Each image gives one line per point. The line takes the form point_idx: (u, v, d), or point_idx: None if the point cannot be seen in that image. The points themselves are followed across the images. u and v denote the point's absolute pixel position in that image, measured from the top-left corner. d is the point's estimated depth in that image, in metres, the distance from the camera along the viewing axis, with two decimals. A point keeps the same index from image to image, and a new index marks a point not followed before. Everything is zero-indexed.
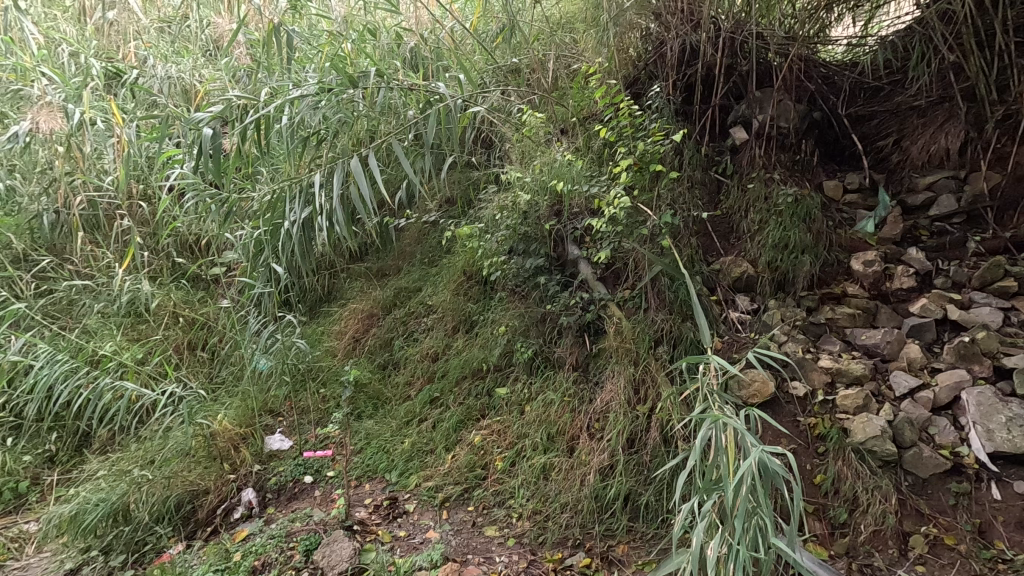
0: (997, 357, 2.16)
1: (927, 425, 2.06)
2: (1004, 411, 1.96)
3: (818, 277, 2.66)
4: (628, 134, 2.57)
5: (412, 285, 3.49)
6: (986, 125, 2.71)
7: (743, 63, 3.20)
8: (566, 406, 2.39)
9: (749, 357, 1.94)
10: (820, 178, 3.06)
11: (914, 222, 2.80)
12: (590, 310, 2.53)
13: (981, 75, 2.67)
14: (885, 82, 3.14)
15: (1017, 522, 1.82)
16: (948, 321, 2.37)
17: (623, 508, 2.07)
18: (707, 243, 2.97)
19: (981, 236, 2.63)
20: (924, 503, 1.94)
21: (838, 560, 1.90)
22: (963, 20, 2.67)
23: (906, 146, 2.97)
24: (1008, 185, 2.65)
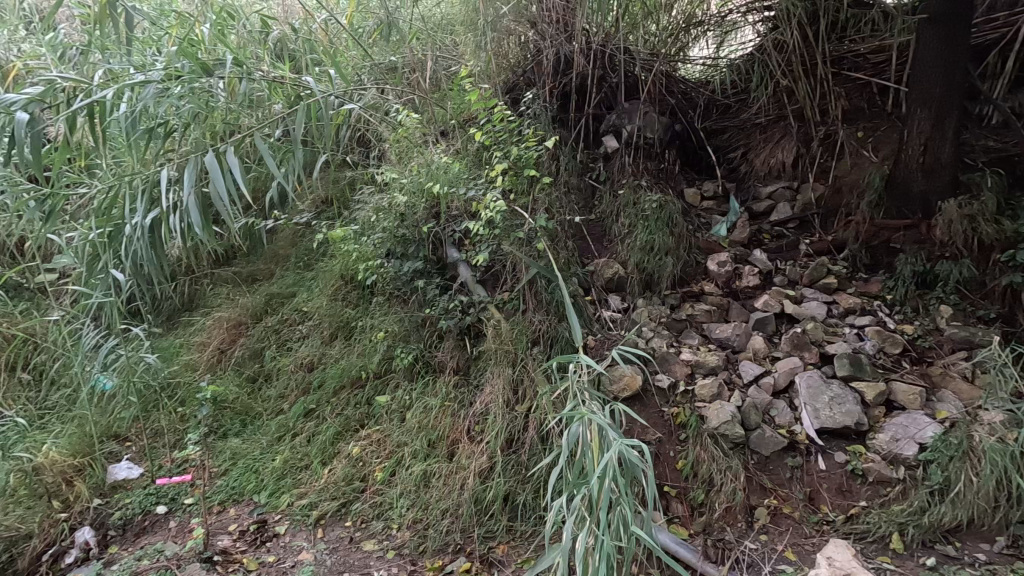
0: (822, 345, 2.48)
1: (769, 408, 2.31)
2: (827, 391, 2.26)
3: (679, 277, 2.88)
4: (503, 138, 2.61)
5: (286, 290, 3.26)
6: (812, 141, 3.14)
7: (613, 76, 3.42)
8: (447, 411, 2.37)
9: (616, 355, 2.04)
10: (682, 185, 3.32)
11: (759, 227, 3.13)
12: (470, 313, 2.53)
13: (808, 98, 3.14)
14: (732, 100, 3.53)
15: (837, 488, 2.10)
16: (785, 314, 2.67)
17: (503, 509, 2.08)
18: (583, 245, 3.11)
19: (811, 240, 2.98)
20: (766, 478, 2.16)
21: (696, 538, 2.06)
22: (793, 50, 3.17)
23: (752, 158, 3.33)
24: (830, 195, 3.06)
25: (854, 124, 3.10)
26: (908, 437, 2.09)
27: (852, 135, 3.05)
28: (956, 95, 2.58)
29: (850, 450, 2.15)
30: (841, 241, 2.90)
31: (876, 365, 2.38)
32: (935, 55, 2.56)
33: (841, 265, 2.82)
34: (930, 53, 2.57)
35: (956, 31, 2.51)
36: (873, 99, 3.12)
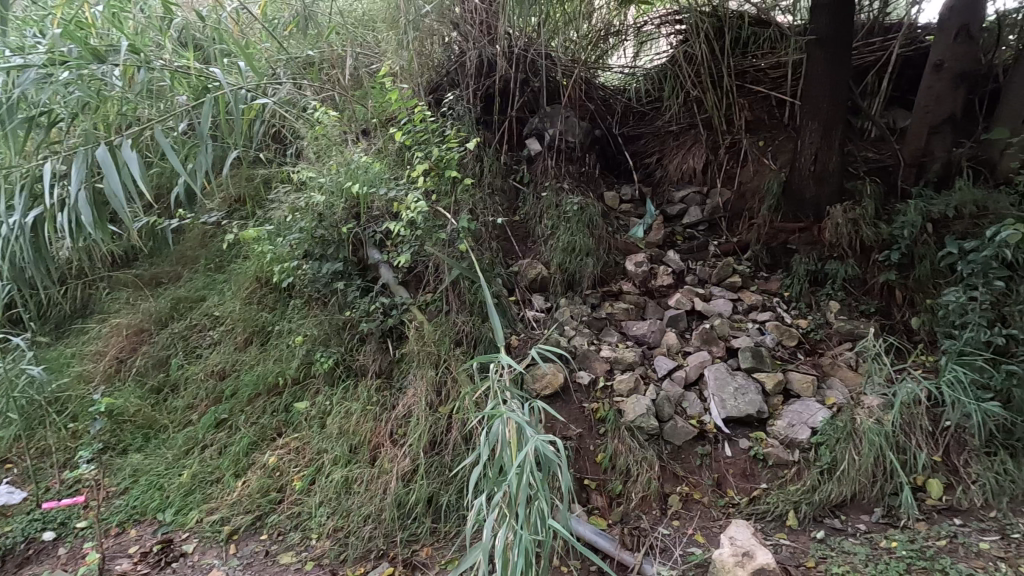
0: (728, 339, 2.65)
1: (681, 400, 2.45)
2: (733, 382, 2.42)
3: (600, 277, 2.99)
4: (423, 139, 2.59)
5: (194, 294, 3.07)
6: (719, 149, 3.36)
7: (536, 80, 3.51)
8: (368, 415, 2.32)
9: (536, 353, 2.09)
10: (601, 188, 3.44)
11: (673, 229, 3.30)
12: (392, 315, 2.50)
13: (715, 108, 3.35)
14: (647, 108, 3.71)
15: (742, 472, 2.25)
16: (695, 311, 2.83)
17: (426, 512, 2.06)
18: (507, 246, 3.16)
19: (719, 241, 3.18)
20: (679, 466, 2.29)
21: (614, 527, 2.14)
22: (701, 63, 3.37)
23: (666, 164, 3.52)
24: (735, 200, 3.27)
25: (755, 134, 3.34)
26: (802, 422, 2.28)
27: (754, 144, 3.29)
28: (840, 110, 2.84)
29: (753, 437, 2.31)
30: (745, 242, 3.12)
31: (775, 357, 2.58)
32: (822, 74, 2.80)
33: (745, 265, 3.03)
34: (818, 72, 2.81)
35: (839, 53, 2.76)
36: (772, 111, 3.38)
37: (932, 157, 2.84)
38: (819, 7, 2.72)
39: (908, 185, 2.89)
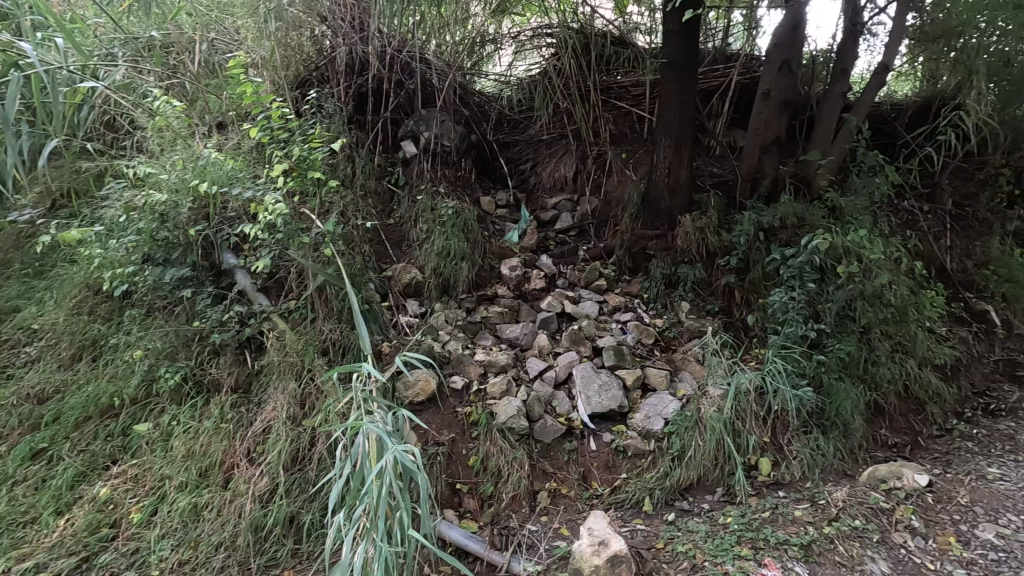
0: (594, 338, 2.81)
1: (551, 399, 2.55)
2: (597, 380, 2.57)
3: (475, 281, 3.03)
4: (281, 137, 2.43)
5: (5, 305, 2.62)
6: (587, 159, 3.57)
7: (411, 82, 3.48)
8: (221, 434, 2.13)
9: (401, 360, 2.04)
10: (477, 193, 3.49)
11: (546, 234, 3.44)
12: (250, 324, 2.33)
13: (584, 120, 3.56)
14: (521, 117, 3.85)
15: (605, 465, 2.39)
16: (565, 313, 2.96)
17: (286, 533, 1.94)
18: (381, 250, 3.09)
19: (587, 246, 3.36)
20: (547, 463, 2.38)
21: (485, 529, 2.17)
22: (570, 76, 3.57)
23: (540, 171, 3.67)
24: (602, 207, 3.49)
25: (619, 146, 3.59)
26: (657, 413, 2.48)
27: (618, 156, 3.54)
28: (689, 128, 3.12)
29: (615, 430, 2.47)
30: (610, 247, 3.33)
31: (635, 355, 2.78)
32: (673, 95, 3.08)
33: (610, 269, 3.24)
34: (669, 92, 3.08)
35: (687, 75, 3.03)
36: (634, 126, 3.65)
37: (763, 174, 3.23)
38: (669, 32, 2.97)
39: (744, 198, 3.26)
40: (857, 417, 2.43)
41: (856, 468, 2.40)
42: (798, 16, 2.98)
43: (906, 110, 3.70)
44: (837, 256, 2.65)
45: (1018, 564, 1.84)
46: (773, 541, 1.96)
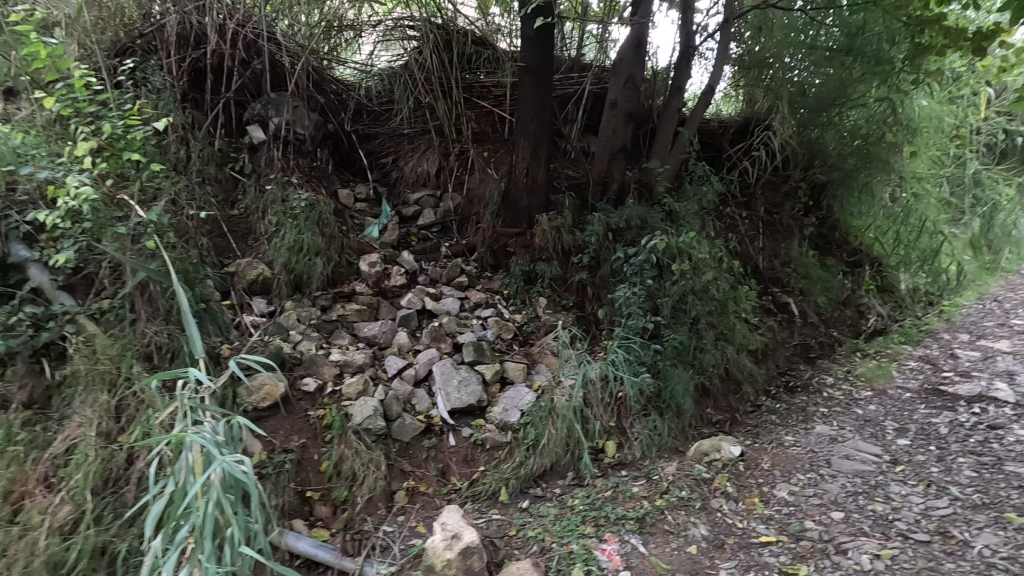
0: (455, 335, 2.82)
1: (410, 397, 2.52)
2: (457, 376, 2.59)
3: (330, 278, 2.88)
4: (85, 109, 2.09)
5: None
6: (450, 156, 3.58)
7: (257, 62, 3.25)
8: (7, 459, 1.76)
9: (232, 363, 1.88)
10: (335, 186, 3.33)
11: (408, 230, 3.38)
12: (48, 328, 2.00)
13: (446, 117, 3.57)
14: (381, 108, 3.75)
15: (463, 459, 2.41)
16: (426, 310, 2.93)
17: (95, 568, 1.68)
18: (221, 244, 2.82)
19: (450, 243, 3.36)
20: (406, 462, 2.35)
21: (337, 536, 2.09)
22: (432, 72, 3.56)
23: (401, 165, 3.61)
24: (464, 204, 3.52)
25: (481, 145, 3.65)
26: (514, 405, 2.56)
27: (479, 154, 3.60)
28: (545, 131, 3.26)
29: (474, 424, 2.50)
30: (472, 245, 3.37)
31: (494, 349, 2.84)
32: (530, 98, 3.20)
33: (472, 265, 3.27)
34: (527, 95, 3.19)
35: (543, 80, 3.17)
36: (495, 126, 3.73)
37: (611, 178, 3.48)
38: (527, 37, 3.09)
39: (596, 200, 3.49)
40: (687, 399, 2.74)
41: (686, 444, 2.69)
42: (641, 35, 3.25)
43: (729, 128, 4.22)
44: (672, 255, 2.94)
45: (803, 514, 2.11)
46: (612, 518, 2.11)
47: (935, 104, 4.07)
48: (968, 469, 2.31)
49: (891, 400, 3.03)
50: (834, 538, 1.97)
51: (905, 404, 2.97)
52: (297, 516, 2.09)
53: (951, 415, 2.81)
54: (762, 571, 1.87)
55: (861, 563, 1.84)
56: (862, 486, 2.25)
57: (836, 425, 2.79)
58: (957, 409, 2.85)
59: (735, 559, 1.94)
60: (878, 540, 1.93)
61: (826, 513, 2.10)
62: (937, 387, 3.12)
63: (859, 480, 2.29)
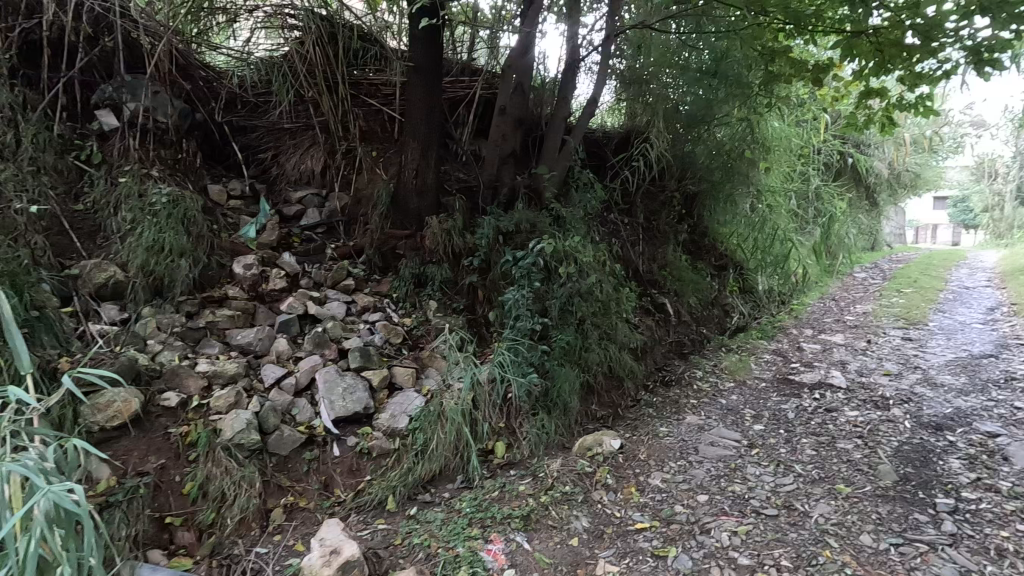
0: (340, 340, 2.71)
1: (290, 408, 2.38)
2: (341, 383, 2.48)
3: (198, 282, 2.64)
4: None
5: None
6: (336, 154, 3.45)
7: (108, 40, 2.93)
8: None
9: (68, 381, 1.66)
10: (204, 181, 3.07)
11: (289, 230, 3.19)
12: None
13: (331, 113, 3.42)
14: (258, 100, 3.52)
15: (348, 470, 2.32)
16: (308, 315, 2.78)
17: None
18: (62, 243, 2.49)
19: (335, 244, 3.22)
20: (285, 477, 2.21)
21: (202, 563, 1.91)
22: (315, 65, 3.39)
23: (282, 162, 3.42)
24: (352, 205, 3.40)
25: (369, 144, 3.55)
26: (402, 411, 2.50)
27: (367, 154, 3.50)
28: (435, 132, 3.23)
29: (360, 432, 2.41)
30: (360, 247, 3.26)
31: (382, 354, 2.76)
32: (420, 98, 3.15)
33: (359, 268, 3.16)
34: (416, 95, 3.15)
35: (433, 81, 3.14)
36: (385, 125, 3.64)
37: (501, 182, 3.53)
38: (415, 36, 3.05)
39: (486, 204, 3.51)
40: (573, 397, 2.84)
41: (572, 440, 2.80)
42: (529, 44, 3.33)
43: (612, 138, 4.47)
44: (558, 259, 3.04)
45: (673, 500, 2.27)
46: (499, 517, 2.14)
47: (783, 126, 4.63)
48: (809, 448, 2.62)
49: (749, 390, 3.38)
50: (699, 519, 2.14)
51: (760, 393, 3.32)
52: (153, 545, 1.88)
53: (797, 400, 3.18)
54: (636, 556, 1.97)
55: (721, 540, 2.01)
56: (723, 469, 2.47)
57: (703, 415, 3.05)
58: (802, 395, 3.23)
59: (613, 547, 2.03)
60: (735, 518, 2.12)
61: (693, 496, 2.29)
62: (787, 377, 3.52)
63: (721, 464, 2.52)
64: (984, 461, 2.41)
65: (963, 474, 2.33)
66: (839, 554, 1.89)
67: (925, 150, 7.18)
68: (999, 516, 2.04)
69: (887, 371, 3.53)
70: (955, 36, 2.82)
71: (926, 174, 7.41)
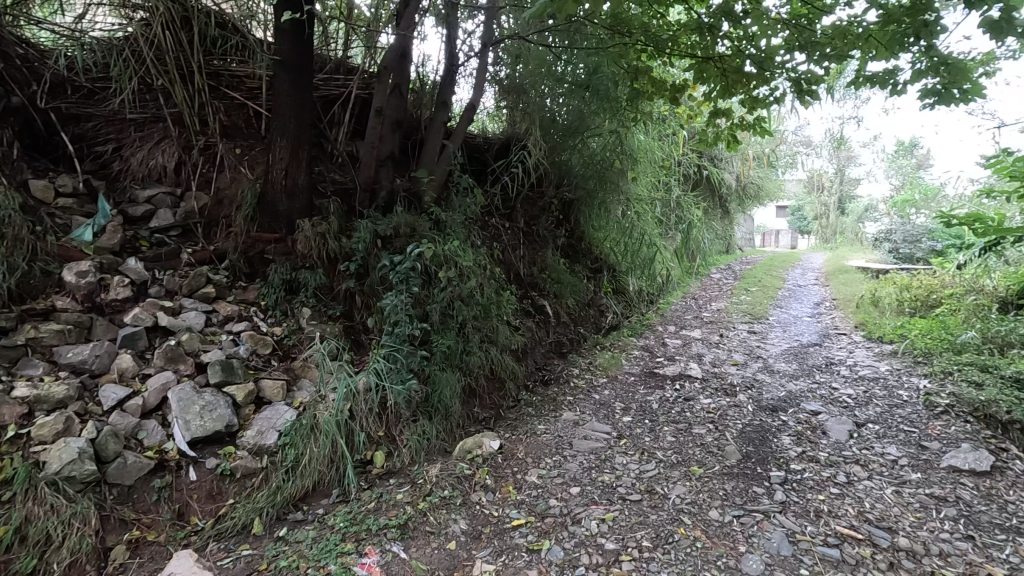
0: (198, 354, 2.48)
1: (136, 431, 2.14)
2: (198, 401, 2.27)
3: (16, 292, 2.29)
4: None
5: None
6: (192, 149, 3.17)
7: None
8: None
9: None
10: (24, 175, 2.67)
11: (135, 233, 2.86)
12: None
13: (185, 104, 3.13)
14: (95, 85, 3.13)
15: (208, 494, 2.12)
16: (159, 327, 2.52)
17: None
18: None
19: (192, 248, 2.94)
20: (129, 510, 1.98)
21: None
22: (165, 51, 3.07)
23: (126, 156, 3.07)
24: (212, 206, 3.14)
25: (231, 141, 3.31)
26: (270, 426, 2.35)
27: (230, 151, 3.25)
28: (306, 131, 3.07)
29: (221, 453, 2.22)
30: (222, 251, 3.01)
31: (248, 367, 2.57)
32: (287, 94, 2.97)
33: (220, 274, 2.92)
34: (283, 92, 2.96)
35: (302, 77, 2.98)
36: (250, 121, 3.41)
37: (379, 185, 3.45)
38: (281, 29, 2.87)
39: (363, 208, 3.42)
40: (454, 400, 2.85)
41: (453, 444, 2.81)
42: (405, 46, 3.27)
43: (493, 144, 4.54)
44: (438, 263, 3.02)
45: (547, 494, 2.37)
46: (374, 529, 2.09)
47: (647, 139, 5.02)
48: (669, 435, 2.86)
49: (620, 384, 3.62)
50: (571, 511, 2.25)
51: (629, 387, 3.56)
52: None
53: (661, 392, 3.46)
54: (512, 552, 2.03)
55: (590, 528, 2.13)
56: (595, 461, 2.62)
57: (578, 410, 3.21)
58: (665, 387, 3.53)
59: (489, 546, 2.07)
60: (604, 506, 2.26)
61: (566, 489, 2.40)
62: (652, 371, 3.82)
63: (593, 456, 2.67)
64: (807, 436, 2.80)
65: (792, 448, 2.68)
66: (691, 530, 2.09)
67: (765, 165, 8.14)
68: (818, 482, 2.38)
69: (735, 362, 3.96)
70: (782, 68, 3.25)
71: (767, 185, 8.41)
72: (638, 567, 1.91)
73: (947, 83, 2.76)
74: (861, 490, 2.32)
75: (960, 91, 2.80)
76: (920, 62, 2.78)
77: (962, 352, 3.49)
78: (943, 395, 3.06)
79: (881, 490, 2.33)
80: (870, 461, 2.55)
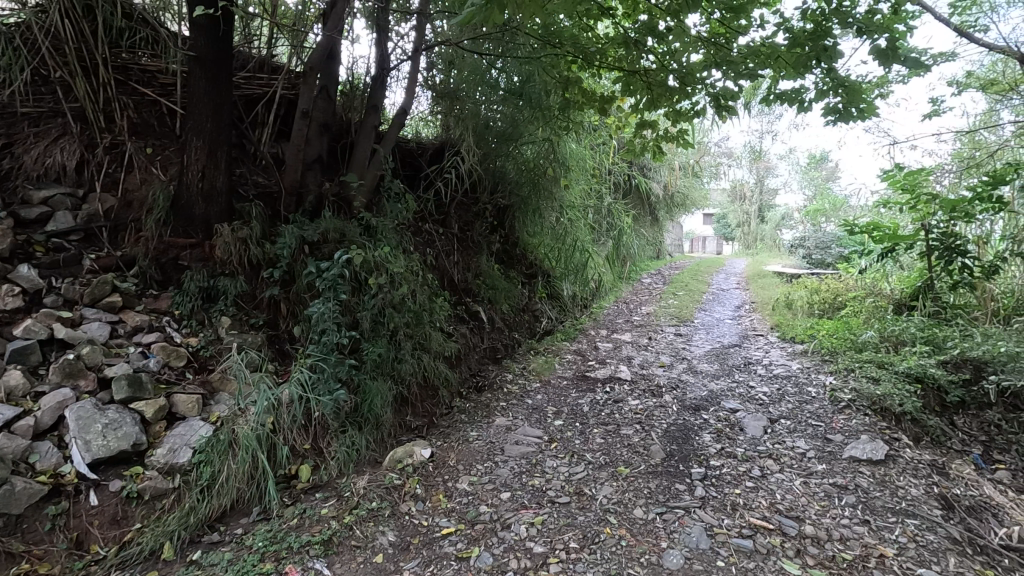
0: (100, 369, 2.30)
1: (26, 455, 1.95)
2: (101, 419, 2.11)
3: None
4: None
5: None
6: (96, 148, 2.96)
7: None
8: None
9: None
10: None
11: (29, 237, 2.62)
12: None
13: (88, 99, 2.92)
14: None
15: (111, 520, 1.97)
16: (56, 339, 2.32)
17: None
18: None
19: (96, 254, 2.74)
20: (17, 541, 1.80)
21: None
22: (64, 41, 2.85)
23: (19, 153, 2.83)
24: (119, 209, 2.94)
25: (141, 139, 3.11)
26: (183, 443, 2.20)
27: (140, 151, 3.05)
28: (224, 133, 2.92)
29: (127, 474, 2.07)
30: (130, 257, 2.81)
31: (159, 381, 2.41)
32: (203, 92, 2.81)
33: (128, 282, 2.72)
34: (199, 91, 2.81)
35: (220, 76, 2.83)
36: (162, 119, 3.21)
37: (305, 189, 3.33)
38: (195, 25, 2.72)
39: (288, 212, 3.29)
40: (384, 410, 2.79)
41: (383, 454, 2.75)
42: (333, 47, 3.18)
43: (427, 149, 4.50)
44: (368, 269, 2.96)
45: (477, 501, 2.37)
46: (295, 547, 2.01)
47: (579, 148, 5.13)
48: (599, 437, 2.94)
49: (553, 388, 3.67)
50: (501, 516, 2.26)
51: (562, 391, 3.62)
52: None
53: (592, 395, 3.54)
54: (440, 561, 2.01)
55: (520, 532, 2.14)
56: (525, 465, 2.65)
57: (511, 416, 3.22)
58: (596, 390, 3.61)
59: (417, 557, 2.04)
60: (533, 510, 2.29)
61: (496, 494, 2.41)
62: (584, 374, 3.90)
63: (524, 461, 2.69)
64: (727, 434, 2.95)
65: (712, 445, 2.82)
66: (617, 529, 2.15)
67: (690, 175, 8.52)
68: (734, 477, 2.52)
69: (662, 363, 4.12)
70: (703, 84, 3.41)
71: (692, 195, 8.81)
72: (564, 569, 1.94)
73: (846, 103, 2.98)
74: (773, 483, 2.47)
75: (857, 110, 3.04)
76: (822, 82, 3.00)
77: (862, 350, 3.80)
78: (846, 390, 3.30)
79: (791, 481, 2.49)
80: (782, 455, 2.73)
